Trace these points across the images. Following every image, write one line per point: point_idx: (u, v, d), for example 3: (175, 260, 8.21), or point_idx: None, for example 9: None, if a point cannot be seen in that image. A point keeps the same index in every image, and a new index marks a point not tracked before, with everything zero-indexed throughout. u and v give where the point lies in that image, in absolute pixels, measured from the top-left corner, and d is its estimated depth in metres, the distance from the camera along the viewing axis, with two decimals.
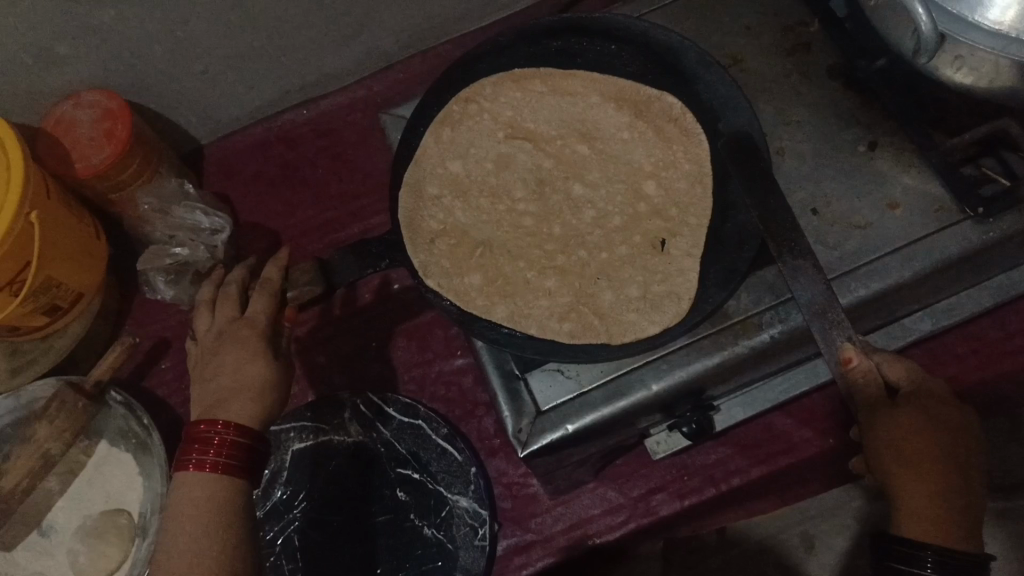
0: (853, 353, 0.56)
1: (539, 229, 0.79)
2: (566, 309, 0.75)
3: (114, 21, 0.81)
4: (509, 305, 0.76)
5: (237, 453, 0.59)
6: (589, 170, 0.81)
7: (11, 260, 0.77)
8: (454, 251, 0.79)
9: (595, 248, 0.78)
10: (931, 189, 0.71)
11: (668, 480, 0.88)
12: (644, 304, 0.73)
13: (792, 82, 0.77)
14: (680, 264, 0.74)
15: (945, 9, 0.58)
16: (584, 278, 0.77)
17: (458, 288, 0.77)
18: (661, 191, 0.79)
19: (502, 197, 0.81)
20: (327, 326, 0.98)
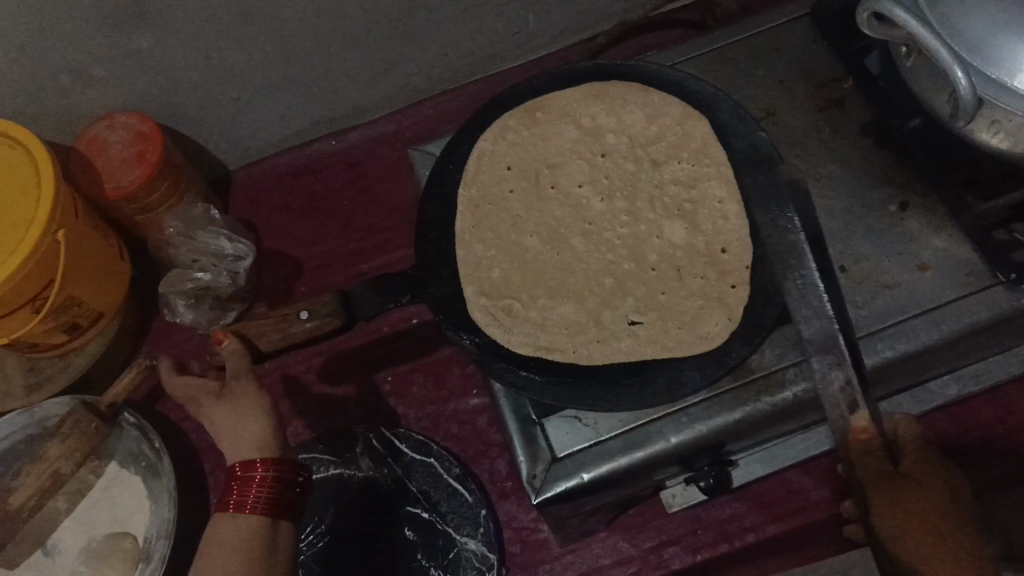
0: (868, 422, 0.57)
1: (569, 258, 0.77)
2: (591, 331, 0.71)
3: (153, 47, 0.82)
4: (534, 331, 0.72)
5: (276, 495, 0.64)
6: (614, 211, 0.78)
7: (34, 278, 0.77)
8: (495, 276, 0.76)
9: (626, 280, 0.74)
10: (962, 252, 0.70)
11: (681, 534, 0.86)
12: (688, 320, 0.69)
13: (824, 138, 0.77)
14: (726, 300, 0.70)
15: (984, 73, 0.57)
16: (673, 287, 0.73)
17: (484, 309, 0.73)
18: (686, 234, 0.75)
19: (530, 226, 0.79)
20: (342, 358, 0.97)
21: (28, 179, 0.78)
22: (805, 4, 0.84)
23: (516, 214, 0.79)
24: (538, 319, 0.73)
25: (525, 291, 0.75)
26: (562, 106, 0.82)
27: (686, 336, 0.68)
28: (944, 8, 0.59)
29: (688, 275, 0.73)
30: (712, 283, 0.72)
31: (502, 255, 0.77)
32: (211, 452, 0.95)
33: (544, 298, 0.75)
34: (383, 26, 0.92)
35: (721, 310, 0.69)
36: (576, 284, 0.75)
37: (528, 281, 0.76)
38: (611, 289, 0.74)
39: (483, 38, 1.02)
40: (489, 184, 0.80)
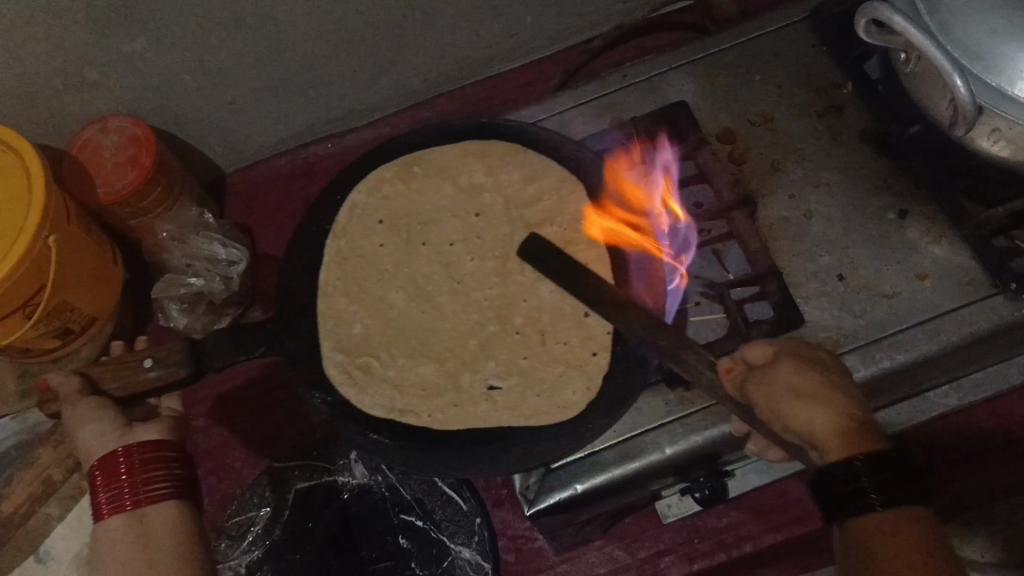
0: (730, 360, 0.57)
1: (377, 310, 0.75)
2: (447, 395, 0.70)
3: (146, 49, 0.81)
4: (388, 392, 0.70)
5: (145, 478, 0.62)
6: (482, 267, 0.76)
7: (25, 285, 0.76)
8: (354, 332, 0.74)
9: (490, 342, 0.73)
10: (961, 261, 0.69)
11: (677, 542, 0.86)
12: (546, 393, 0.68)
13: (823, 145, 0.77)
14: (586, 367, 0.68)
15: (984, 81, 0.56)
16: (541, 352, 0.71)
17: (336, 359, 0.72)
18: (549, 291, 0.73)
19: (398, 282, 0.76)
20: (243, 408, 0.97)
21: (19, 185, 0.76)
22: (804, 7, 0.83)
23: (382, 268, 0.77)
24: (394, 379, 0.71)
25: (385, 349, 0.73)
26: (441, 164, 0.81)
27: (544, 405, 0.67)
28: (946, 15, 0.58)
29: (555, 339, 0.71)
30: (575, 350, 0.70)
31: (365, 313, 0.75)
32: (206, 458, 0.95)
33: (402, 357, 0.73)
34: (378, 28, 0.92)
35: (579, 378, 0.68)
36: (440, 345, 0.73)
37: (386, 340, 0.74)
38: (473, 351, 0.72)
39: (481, 40, 1.01)
40: (360, 240, 0.78)
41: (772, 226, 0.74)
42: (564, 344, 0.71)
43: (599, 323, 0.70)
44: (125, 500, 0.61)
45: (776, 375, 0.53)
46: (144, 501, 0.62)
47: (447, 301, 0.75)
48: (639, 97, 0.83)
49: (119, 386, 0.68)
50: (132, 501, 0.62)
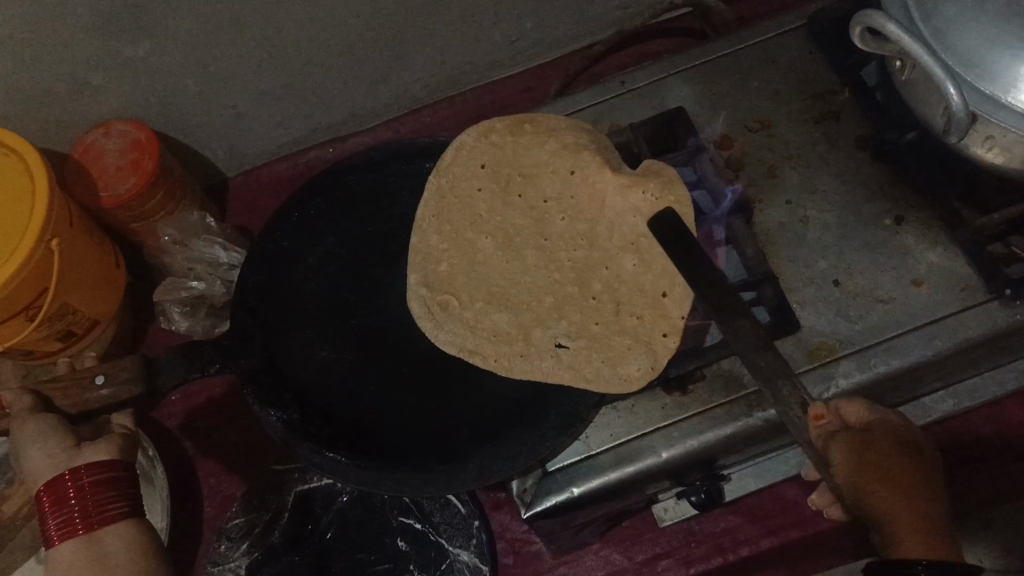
0: (823, 408, 0.52)
1: (471, 264, 0.74)
2: (517, 345, 0.70)
3: (149, 54, 0.82)
4: (461, 332, 0.71)
5: (93, 499, 0.66)
6: (536, 232, 0.74)
7: (28, 287, 0.77)
8: (442, 268, 0.74)
9: (566, 301, 0.72)
10: (957, 267, 0.70)
11: (674, 547, 0.86)
12: (611, 357, 0.68)
13: (819, 151, 0.77)
14: (654, 346, 0.68)
15: (977, 88, 0.57)
16: (604, 325, 0.70)
17: (420, 296, 0.73)
18: (636, 263, 0.71)
19: (489, 227, 0.75)
20: (205, 432, 0.96)
21: (22, 189, 0.77)
22: (801, 13, 0.83)
23: (478, 214, 0.76)
24: (470, 320, 0.72)
25: (466, 290, 0.73)
26: (538, 134, 0.77)
27: (607, 372, 0.68)
28: (939, 24, 0.59)
29: (625, 309, 0.70)
30: (646, 325, 0.70)
31: (456, 251, 0.75)
32: (204, 461, 0.94)
33: (481, 302, 0.73)
34: (379, 33, 0.92)
35: (645, 356, 0.68)
36: (518, 298, 0.72)
37: (467, 279, 0.74)
38: (549, 308, 0.72)
39: (481, 46, 1.02)
40: (457, 192, 0.76)
41: (769, 232, 0.74)
42: (636, 316, 0.70)
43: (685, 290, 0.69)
44: (82, 520, 0.66)
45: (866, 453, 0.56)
46: (97, 522, 0.66)
47: (533, 256, 0.74)
48: (637, 103, 0.84)
49: (72, 402, 0.69)
50: (90, 521, 0.66)
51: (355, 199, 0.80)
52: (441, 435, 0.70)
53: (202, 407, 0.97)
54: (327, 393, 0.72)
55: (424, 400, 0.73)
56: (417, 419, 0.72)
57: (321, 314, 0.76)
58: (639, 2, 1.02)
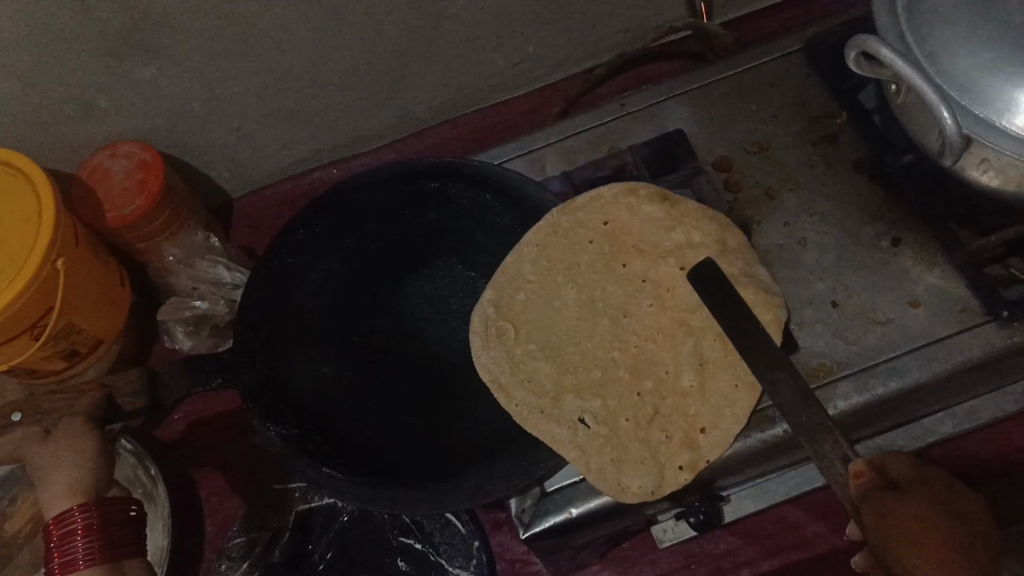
0: (863, 465, 0.53)
1: (540, 306, 0.74)
2: (544, 402, 0.70)
3: (156, 77, 0.83)
4: (508, 360, 0.73)
5: (104, 535, 0.66)
6: (596, 310, 0.72)
7: (32, 307, 0.77)
8: (517, 299, 0.75)
9: (613, 383, 0.69)
10: (955, 289, 0.70)
11: (674, 568, 0.86)
12: (616, 454, 0.66)
13: (816, 173, 0.78)
14: (665, 471, 0.65)
15: (971, 112, 0.57)
16: (644, 423, 0.67)
17: (482, 318, 0.75)
18: (693, 378, 0.67)
19: (575, 280, 0.74)
20: (206, 451, 0.96)
21: (29, 209, 0.78)
22: (799, 37, 0.84)
23: (576, 263, 0.74)
24: (517, 357, 0.73)
25: (527, 326, 0.74)
26: (682, 212, 0.73)
27: (608, 471, 0.66)
28: (934, 48, 0.59)
29: (660, 422, 0.67)
30: (671, 447, 0.66)
31: (536, 292, 0.75)
32: (206, 480, 0.94)
33: (535, 346, 0.73)
34: (382, 56, 0.93)
35: (652, 477, 0.65)
36: (569, 355, 0.72)
37: (535, 320, 0.74)
38: (593, 382, 0.70)
39: (484, 68, 1.03)
40: (570, 231, 0.75)
41: (767, 253, 0.75)
42: (667, 434, 0.66)
43: (729, 435, 0.64)
44: (93, 555, 0.64)
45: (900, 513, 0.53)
46: (110, 557, 0.65)
47: (599, 329, 0.71)
48: (637, 126, 0.85)
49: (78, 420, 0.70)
50: (102, 556, 0.65)
51: (360, 219, 0.78)
52: (433, 459, 0.70)
53: (205, 425, 0.97)
54: (326, 408, 0.73)
55: (419, 420, 0.75)
56: (414, 436, 0.73)
57: (323, 332, 0.77)
58: (640, 25, 1.04)
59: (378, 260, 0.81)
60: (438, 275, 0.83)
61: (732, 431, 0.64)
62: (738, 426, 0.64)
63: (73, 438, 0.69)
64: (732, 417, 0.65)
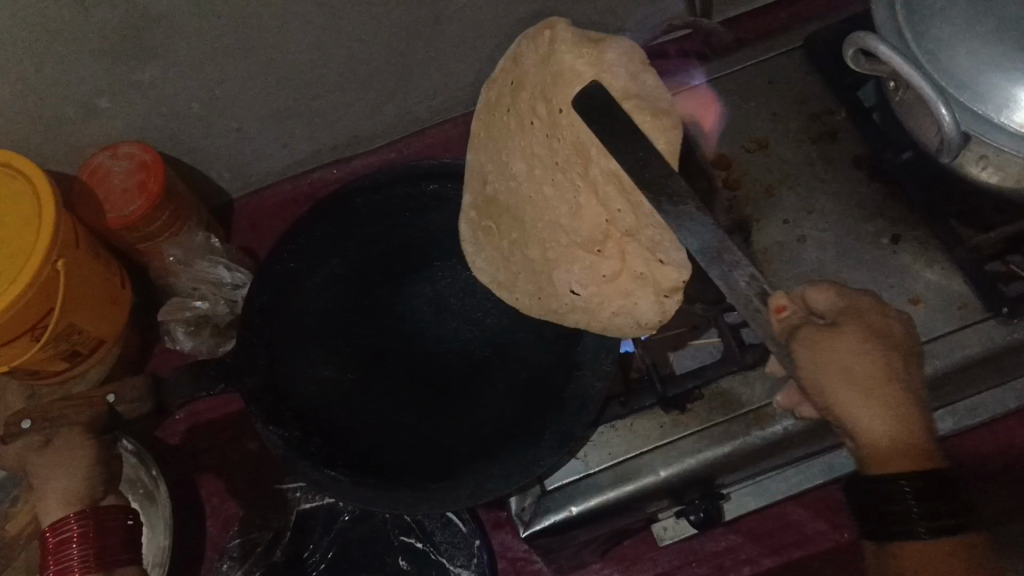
0: (783, 300, 0.56)
1: (507, 194, 0.79)
2: (540, 289, 0.77)
3: (155, 78, 0.83)
4: (496, 261, 0.78)
5: (100, 543, 0.66)
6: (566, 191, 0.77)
7: (33, 309, 0.78)
8: (494, 194, 0.78)
9: (597, 249, 0.76)
10: (955, 285, 0.70)
11: (675, 565, 0.86)
12: (614, 308, 0.72)
13: (816, 170, 0.78)
14: (662, 303, 0.69)
15: (970, 108, 0.57)
16: (626, 282, 0.74)
17: (475, 194, 0.77)
18: (633, 209, 0.72)
19: (540, 161, 0.77)
20: (207, 451, 0.96)
21: (30, 210, 0.78)
22: (798, 35, 0.84)
23: (536, 145, 0.77)
24: (506, 253, 0.79)
25: (511, 220, 0.79)
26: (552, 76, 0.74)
27: (620, 322, 0.71)
28: (932, 45, 0.59)
29: (632, 259, 0.74)
30: (660, 274, 0.70)
31: (503, 179, 0.78)
32: (208, 481, 0.95)
33: (518, 236, 0.79)
34: (380, 56, 0.93)
35: (653, 308, 0.70)
36: (551, 238, 0.78)
37: (518, 212, 0.79)
38: (576, 254, 0.77)
39: (483, 67, 1.03)
40: (507, 111, 0.77)
41: (767, 250, 0.75)
42: (642, 270, 0.72)
43: (682, 258, 0.68)
44: (89, 563, 0.64)
45: (836, 347, 0.55)
46: (106, 566, 0.65)
47: (551, 193, 0.78)
48: None
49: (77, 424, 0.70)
50: (97, 564, 0.65)
51: (360, 218, 0.79)
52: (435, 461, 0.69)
53: (206, 426, 0.97)
54: (327, 408, 0.73)
55: (420, 421, 0.74)
56: (415, 437, 0.72)
57: (324, 332, 0.77)
58: (640, 24, 1.04)
59: (379, 261, 0.80)
60: (438, 275, 0.83)
61: (682, 254, 0.68)
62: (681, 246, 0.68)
63: (72, 447, 0.69)
64: (673, 240, 0.68)
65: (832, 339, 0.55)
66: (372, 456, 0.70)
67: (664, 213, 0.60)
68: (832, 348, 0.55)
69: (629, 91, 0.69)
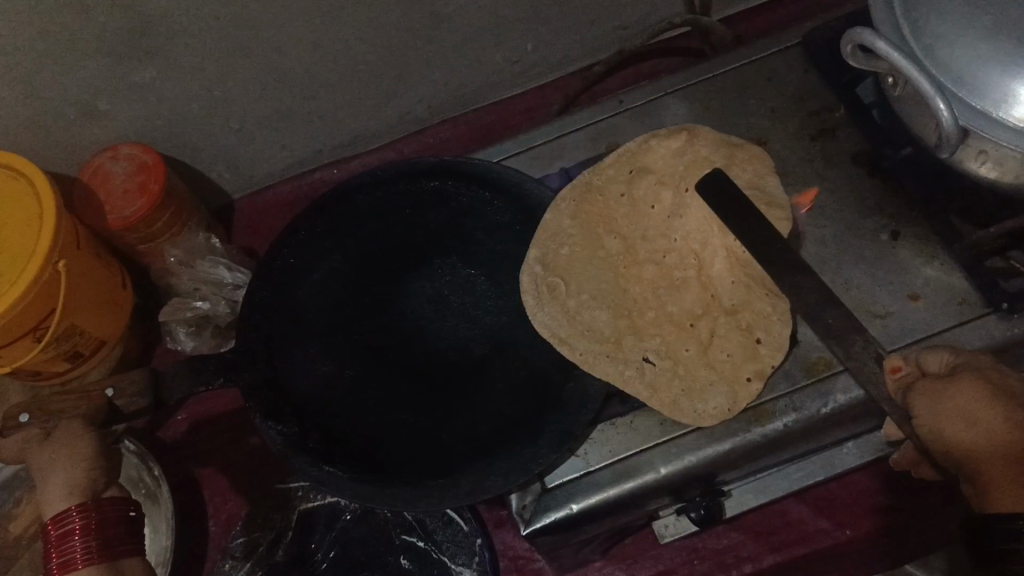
0: (898, 360, 0.62)
1: (588, 262, 0.75)
2: (608, 347, 0.70)
3: (156, 79, 0.84)
4: (559, 316, 0.72)
5: (102, 534, 0.66)
6: (649, 283, 0.73)
7: (34, 309, 0.78)
8: (562, 253, 0.74)
9: (669, 327, 0.71)
10: (954, 281, 0.70)
11: (677, 563, 0.86)
12: (684, 385, 0.68)
13: (815, 167, 0.78)
14: (739, 389, 0.67)
15: (969, 103, 0.57)
16: (698, 362, 0.69)
17: (545, 249, 0.74)
18: (735, 295, 0.70)
19: (618, 228, 0.76)
20: (207, 450, 0.96)
21: (31, 211, 0.78)
22: (797, 31, 0.84)
23: (612, 213, 0.76)
24: (571, 308, 0.72)
25: (575, 279, 0.74)
26: (653, 161, 0.75)
27: (685, 404, 0.67)
28: (930, 41, 0.59)
29: (718, 345, 0.69)
30: (736, 364, 0.68)
31: (580, 243, 0.75)
32: (209, 480, 0.95)
33: (587, 295, 0.73)
34: (380, 56, 0.93)
35: (726, 395, 0.67)
36: (624, 304, 0.73)
37: (581, 271, 0.74)
38: (648, 324, 0.72)
39: (483, 66, 1.03)
40: (603, 190, 0.76)
41: None
42: (727, 355, 0.69)
43: (783, 335, 0.67)
44: (92, 553, 0.65)
45: (949, 392, 0.58)
46: (109, 556, 0.66)
47: (651, 272, 0.74)
48: (636, 123, 0.85)
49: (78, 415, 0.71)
50: (101, 554, 0.65)
51: (360, 218, 0.80)
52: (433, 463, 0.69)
53: (206, 424, 0.98)
54: (326, 405, 0.72)
55: (419, 417, 0.72)
56: (413, 435, 0.71)
57: (322, 329, 0.76)
58: (639, 22, 1.04)
59: (378, 256, 0.79)
60: (438, 274, 0.79)
61: (785, 330, 0.67)
62: (788, 325, 0.67)
63: (71, 440, 0.70)
64: (780, 321, 0.67)
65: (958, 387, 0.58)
66: (369, 455, 0.70)
67: (824, 309, 0.61)
68: (948, 395, 0.58)
69: (754, 184, 0.70)
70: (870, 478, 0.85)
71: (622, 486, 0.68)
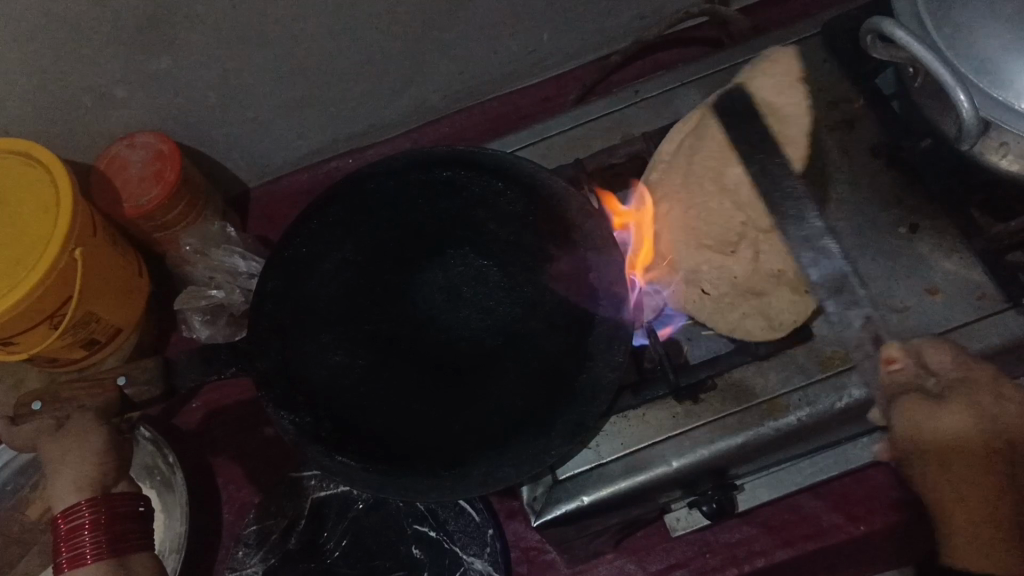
0: (896, 352, 0.59)
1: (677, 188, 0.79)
2: (677, 270, 0.77)
3: (172, 68, 0.84)
4: (637, 233, 0.79)
5: (111, 529, 0.66)
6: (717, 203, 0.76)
7: (52, 296, 0.78)
8: (654, 177, 0.80)
9: (735, 244, 0.75)
10: (974, 275, 0.70)
11: (689, 557, 0.86)
12: (741, 305, 0.73)
13: (833, 158, 0.78)
14: (779, 311, 0.71)
15: (991, 94, 0.56)
16: (761, 280, 0.73)
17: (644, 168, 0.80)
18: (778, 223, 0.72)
19: (703, 155, 0.76)
20: (222, 439, 0.97)
21: (47, 199, 0.79)
22: (816, 21, 0.84)
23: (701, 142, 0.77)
24: (654, 229, 0.79)
25: (667, 200, 0.79)
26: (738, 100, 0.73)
27: (749, 324, 0.72)
28: (952, 31, 0.58)
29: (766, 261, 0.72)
30: (784, 284, 0.71)
31: (676, 167, 0.79)
32: (223, 468, 0.96)
33: (671, 219, 0.79)
34: (396, 45, 0.93)
35: (765, 317, 0.72)
36: (704, 215, 0.77)
37: (681, 187, 0.78)
38: (712, 244, 0.76)
39: (500, 56, 1.03)
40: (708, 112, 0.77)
41: None
42: (775, 271, 0.72)
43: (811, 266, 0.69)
44: (102, 549, 0.65)
45: (935, 415, 0.57)
46: (118, 552, 0.66)
47: (712, 195, 0.76)
48: (652, 114, 0.85)
49: (91, 404, 0.69)
50: (111, 550, 0.66)
51: (370, 208, 0.80)
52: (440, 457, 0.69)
53: (220, 411, 0.99)
54: (338, 396, 0.72)
55: (430, 409, 0.71)
56: (422, 429, 0.70)
57: (334, 319, 0.76)
58: (656, 12, 1.03)
59: (390, 245, 0.79)
60: (451, 264, 0.78)
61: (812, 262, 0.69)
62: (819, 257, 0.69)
63: (82, 434, 0.69)
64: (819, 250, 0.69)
65: (945, 419, 0.56)
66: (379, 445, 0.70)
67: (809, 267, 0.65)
68: (932, 418, 0.57)
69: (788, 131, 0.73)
70: (886, 473, 0.84)
71: (634, 480, 0.68)
